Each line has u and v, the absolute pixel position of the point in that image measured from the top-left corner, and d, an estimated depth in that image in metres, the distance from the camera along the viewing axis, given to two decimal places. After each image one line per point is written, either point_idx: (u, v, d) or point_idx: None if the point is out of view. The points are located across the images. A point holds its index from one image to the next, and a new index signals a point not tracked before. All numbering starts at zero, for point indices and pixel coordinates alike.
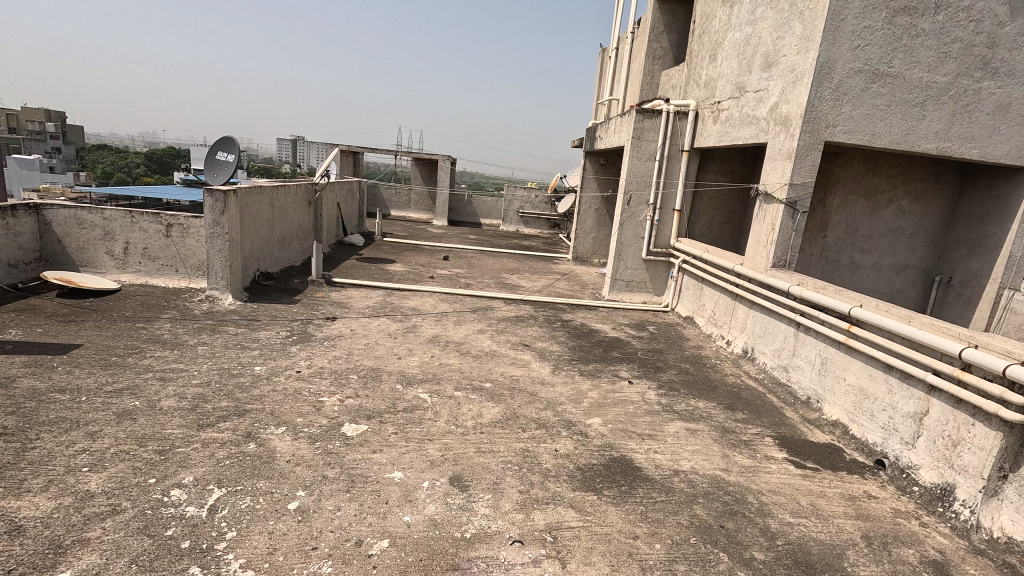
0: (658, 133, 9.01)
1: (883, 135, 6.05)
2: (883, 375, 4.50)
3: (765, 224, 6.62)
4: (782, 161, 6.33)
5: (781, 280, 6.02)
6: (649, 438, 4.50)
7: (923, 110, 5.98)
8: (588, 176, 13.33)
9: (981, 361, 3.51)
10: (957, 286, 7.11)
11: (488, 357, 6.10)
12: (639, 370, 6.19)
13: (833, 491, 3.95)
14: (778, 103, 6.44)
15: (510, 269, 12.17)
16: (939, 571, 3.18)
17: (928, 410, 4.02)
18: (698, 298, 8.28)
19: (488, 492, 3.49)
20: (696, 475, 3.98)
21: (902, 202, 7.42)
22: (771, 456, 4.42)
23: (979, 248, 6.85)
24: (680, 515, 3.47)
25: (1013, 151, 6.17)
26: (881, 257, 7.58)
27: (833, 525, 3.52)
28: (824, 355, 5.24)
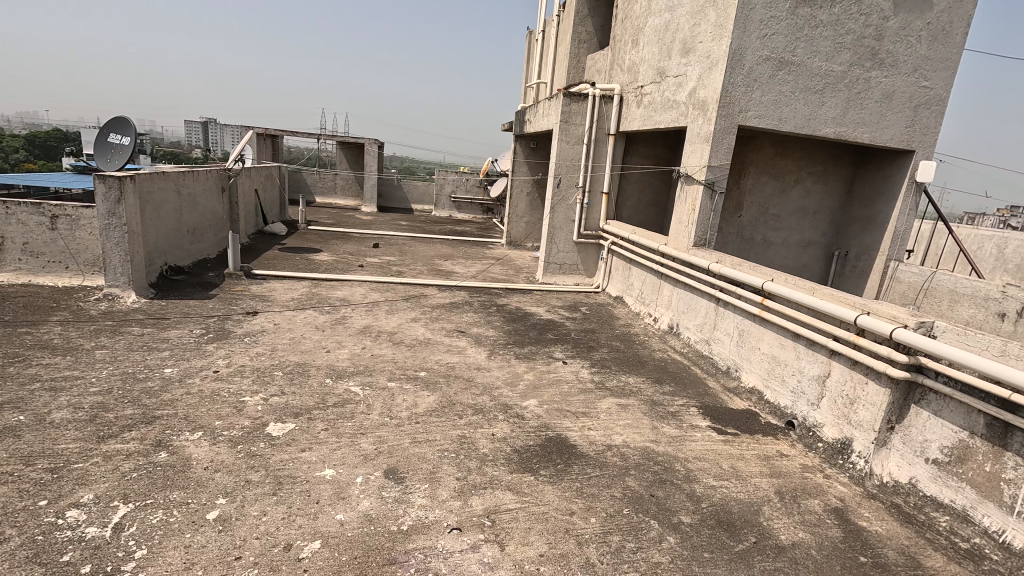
0: (585, 116, 9.14)
1: (789, 119, 6.47)
2: (792, 343, 4.87)
3: (686, 205, 6.93)
4: (700, 144, 6.62)
5: (701, 258, 6.35)
6: (583, 416, 4.62)
7: (823, 97, 6.46)
8: (519, 159, 13.34)
9: (873, 325, 3.88)
10: (852, 258, 7.83)
11: (422, 346, 5.99)
12: (573, 350, 6.33)
13: (750, 453, 4.26)
14: (695, 88, 6.71)
15: (443, 255, 11.98)
16: (840, 517, 3.52)
17: (830, 373, 4.41)
18: (627, 278, 8.58)
19: (425, 482, 3.44)
20: (628, 448, 4.15)
21: (806, 182, 8.01)
22: (695, 424, 4.69)
23: (870, 223, 7.56)
24: (614, 488, 3.60)
25: (897, 135, 6.83)
26: (789, 234, 8.18)
27: (751, 484, 3.80)
28: (741, 327, 5.60)
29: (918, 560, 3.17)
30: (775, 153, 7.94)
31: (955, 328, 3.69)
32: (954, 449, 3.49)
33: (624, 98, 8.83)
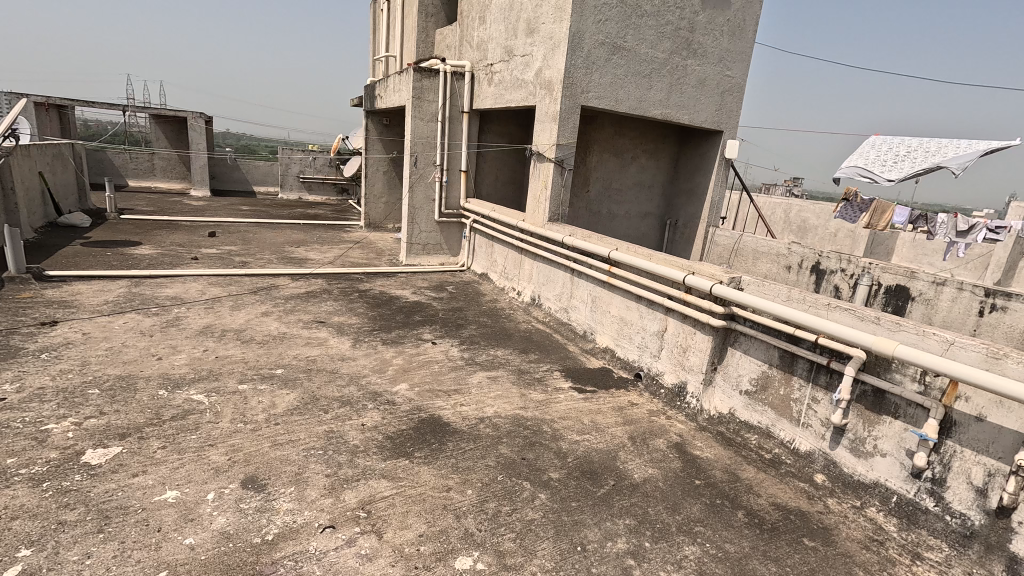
0: (437, 93, 8.99)
1: (624, 101, 7.08)
2: (636, 304, 5.45)
3: (540, 182, 7.25)
4: (549, 123, 6.94)
5: (555, 231, 6.74)
6: (455, 393, 4.68)
7: (650, 81, 7.16)
8: (372, 137, 12.71)
9: (696, 283, 4.49)
10: (681, 226, 8.94)
11: (277, 341, 5.50)
12: (441, 330, 6.33)
13: (607, 406, 4.71)
14: (541, 68, 6.98)
15: (295, 241, 11.05)
16: (680, 450, 4.09)
17: (667, 328, 5.03)
18: (489, 254, 8.78)
19: (291, 485, 3.22)
20: (499, 418, 4.31)
21: (641, 160, 8.89)
22: (559, 387, 5.04)
23: (693, 195, 8.68)
24: (488, 458, 3.73)
25: (710, 117, 7.87)
26: (629, 206, 9.06)
27: (608, 434, 4.22)
28: (593, 294, 6.10)
29: (737, 474, 3.82)
30: (615, 132, 8.65)
31: (756, 281, 4.44)
32: (759, 380, 4.24)
33: (475, 76, 8.86)
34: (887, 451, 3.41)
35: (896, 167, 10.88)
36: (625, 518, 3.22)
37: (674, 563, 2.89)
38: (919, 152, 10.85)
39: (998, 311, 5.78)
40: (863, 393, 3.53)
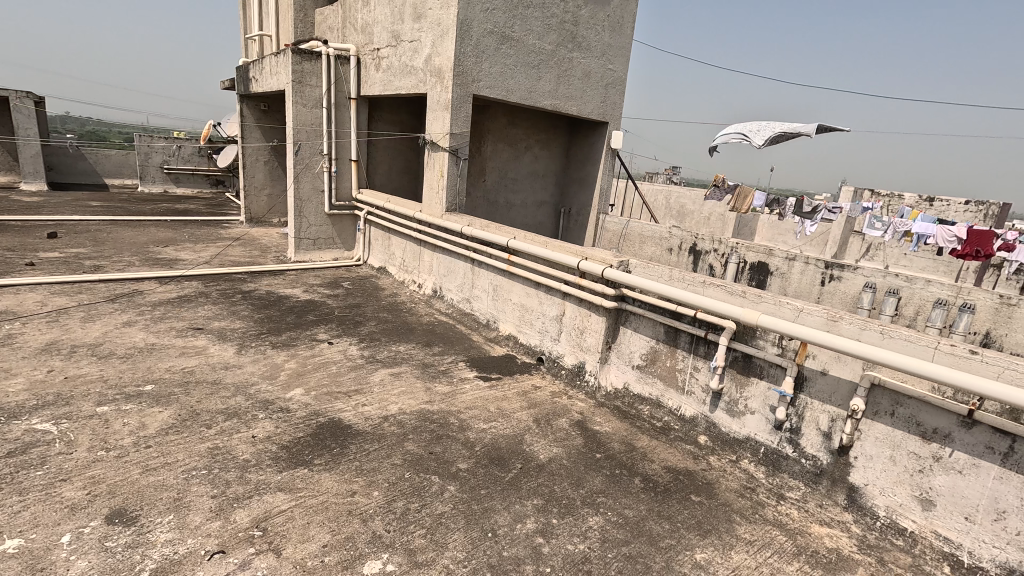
0: (320, 77, 8.43)
1: (515, 91, 7.18)
2: (535, 291, 5.60)
3: (435, 172, 7.13)
4: (441, 111, 6.83)
5: (454, 222, 6.70)
6: (356, 394, 4.49)
7: (539, 72, 7.33)
8: (248, 124, 11.64)
9: (590, 268, 4.71)
10: (574, 213, 9.33)
11: (145, 354, 4.87)
12: (338, 328, 6.02)
13: (512, 392, 4.81)
14: (431, 55, 6.84)
15: (161, 240, 9.83)
16: (581, 427, 4.30)
17: (565, 312, 5.23)
18: (387, 247, 8.50)
19: (169, 513, 2.88)
20: (404, 415, 4.21)
21: (534, 149, 9.10)
22: (464, 377, 5.05)
23: (584, 183, 9.08)
24: (393, 456, 3.63)
25: (596, 109, 8.26)
26: (525, 195, 9.26)
27: (514, 419, 4.31)
28: (494, 282, 6.17)
29: (633, 443, 4.11)
30: (507, 122, 8.74)
31: (642, 263, 4.77)
32: (648, 354, 4.58)
33: (361, 60, 8.46)
34: (755, 409, 3.86)
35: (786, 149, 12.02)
36: (533, 499, 3.31)
37: (579, 535, 3.04)
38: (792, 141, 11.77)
39: (835, 280, 6.74)
40: (734, 359, 3.96)
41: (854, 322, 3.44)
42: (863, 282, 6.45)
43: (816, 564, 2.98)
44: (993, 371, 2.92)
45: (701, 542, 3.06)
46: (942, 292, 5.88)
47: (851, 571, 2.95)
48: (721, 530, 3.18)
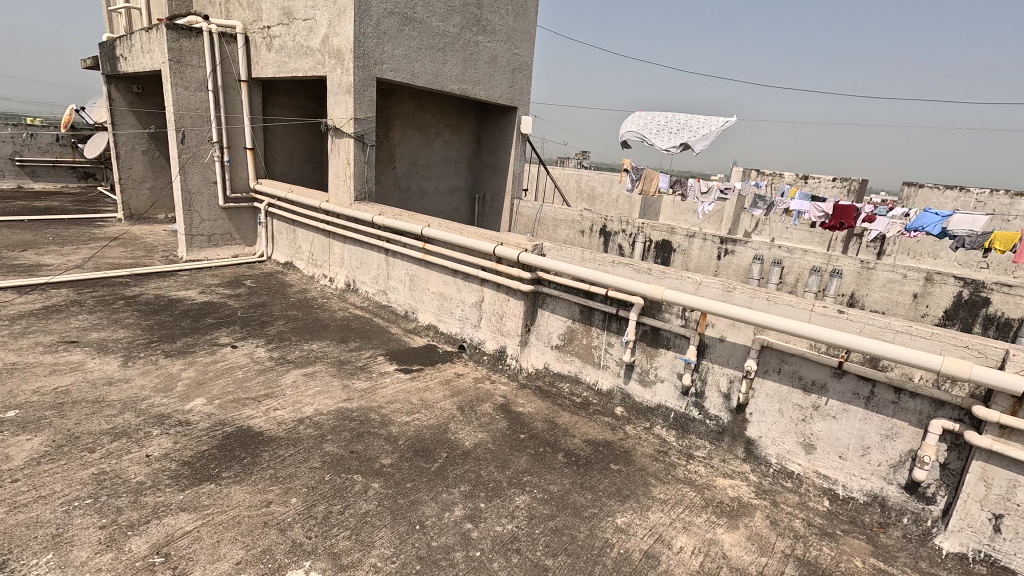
0: (202, 56, 7.66)
1: (421, 75, 6.98)
2: (453, 279, 5.54)
3: (341, 159, 6.79)
4: (343, 95, 6.50)
5: (364, 211, 6.44)
6: (266, 398, 4.20)
7: (444, 56, 7.18)
8: (119, 108, 10.35)
9: (505, 253, 4.73)
10: (489, 199, 9.34)
11: (4, 376, 4.22)
12: (242, 331, 5.59)
13: (434, 382, 4.76)
14: (327, 35, 6.46)
15: (18, 243, 8.52)
16: (505, 410, 4.36)
17: (483, 298, 5.25)
18: (292, 241, 8.00)
19: (47, 552, 2.55)
20: (320, 415, 4.02)
21: (444, 135, 8.95)
22: (384, 371, 4.91)
23: (497, 169, 9.10)
24: (312, 459, 3.47)
25: (504, 94, 8.26)
26: (437, 181, 9.11)
27: (437, 409, 4.27)
28: (410, 272, 6.03)
29: (555, 421, 4.25)
30: (415, 107, 8.51)
31: (555, 246, 4.87)
32: (565, 334, 4.72)
33: (250, 39, 7.81)
34: (664, 377, 4.13)
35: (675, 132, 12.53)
36: (460, 486, 3.32)
37: (507, 515, 3.10)
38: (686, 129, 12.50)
39: (730, 254, 7.31)
40: (644, 332, 4.19)
41: (744, 292, 3.77)
42: (752, 254, 7.05)
43: (721, 513, 3.28)
44: (857, 327, 3.34)
45: (621, 507, 3.24)
46: (816, 260, 6.59)
47: (750, 515, 3.28)
48: (639, 494, 3.39)
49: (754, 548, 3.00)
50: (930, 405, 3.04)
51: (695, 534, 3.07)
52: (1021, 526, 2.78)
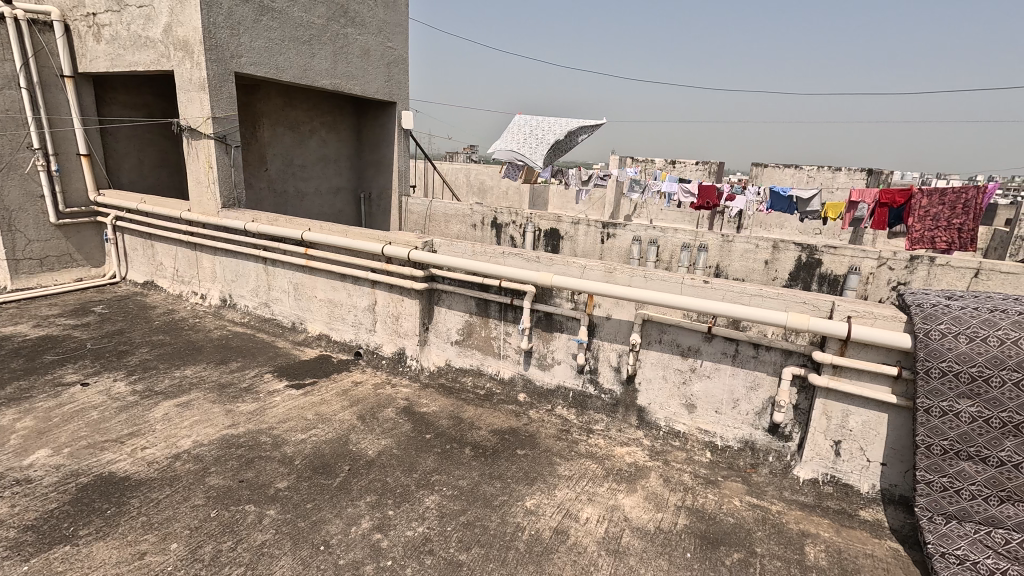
0: (7, 46, 6.39)
1: (287, 70, 6.52)
2: (341, 283, 5.28)
3: (200, 163, 6.13)
4: (195, 92, 5.86)
5: (235, 219, 5.91)
6: (132, 438, 3.70)
7: (311, 49, 6.75)
8: None
9: (394, 252, 4.60)
10: (375, 198, 9.02)
11: None
12: (94, 365, 4.86)
13: (330, 394, 4.51)
14: (169, 24, 5.78)
15: None
16: (409, 413, 4.26)
17: (376, 301, 5.07)
18: (151, 258, 7.10)
19: None
20: (200, 447, 3.63)
21: (320, 132, 8.47)
22: (273, 389, 4.55)
23: (380, 166, 8.79)
24: (193, 497, 3.13)
25: (380, 89, 7.97)
26: (316, 183, 8.64)
27: (335, 421, 4.06)
28: (294, 280, 5.64)
29: (460, 416, 4.24)
30: (283, 103, 7.99)
31: (445, 242, 4.83)
32: (463, 329, 4.73)
33: (72, 28, 6.74)
34: (560, 359, 4.31)
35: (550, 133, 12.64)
36: (366, 497, 3.20)
37: (417, 518, 3.04)
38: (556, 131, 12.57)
39: (611, 237, 7.75)
40: (538, 319, 4.33)
41: (624, 272, 4.04)
42: (631, 236, 7.55)
43: (620, 479, 3.51)
44: (720, 294, 3.73)
45: (530, 490, 3.34)
46: (685, 237, 7.22)
47: (646, 477, 3.54)
48: (545, 474, 3.51)
49: (651, 506, 3.25)
50: (780, 356, 3.50)
51: (599, 503, 3.25)
52: (854, 448, 3.32)
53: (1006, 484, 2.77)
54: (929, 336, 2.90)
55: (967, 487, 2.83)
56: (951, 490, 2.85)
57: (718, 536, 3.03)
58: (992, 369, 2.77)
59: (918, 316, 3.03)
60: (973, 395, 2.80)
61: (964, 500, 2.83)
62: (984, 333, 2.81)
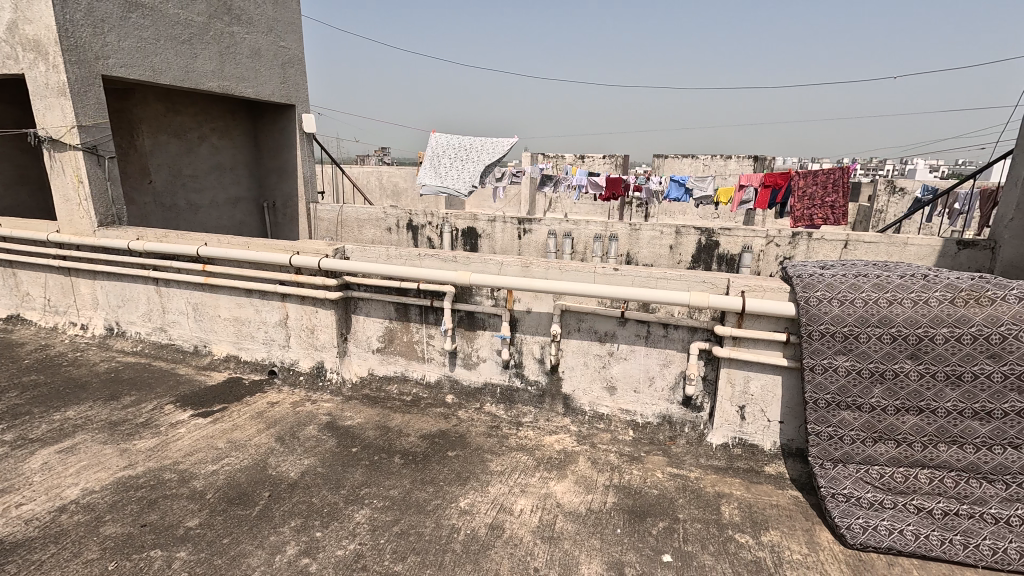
0: None
1: (165, 71, 5.97)
2: (247, 299, 4.94)
3: (68, 178, 5.46)
4: (54, 98, 5.20)
5: (116, 238, 5.34)
6: (4, 495, 3.24)
7: (192, 48, 6.21)
8: None
9: (303, 262, 4.37)
10: (280, 206, 8.52)
11: None
12: None
13: (243, 418, 4.21)
14: (15, 21, 5.08)
15: None
16: (332, 428, 4.08)
17: (287, 314, 4.79)
18: (14, 287, 6.22)
19: None
20: (91, 495, 3.25)
21: (211, 139, 7.85)
22: (176, 421, 4.17)
23: (283, 172, 8.31)
24: (86, 550, 2.80)
25: (276, 92, 7.47)
26: (211, 194, 8.05)
27: (251, 446, 3.80)
28: (192, 301, 5.19)
29: (388, 425, 4.13)
30: (165, 109, 7.33)
31: (358, 247, 4.67)
32: (384, 336, 4.61)
33: None
34: (486, 357, 4.33)
35: (464, 168, 10.41)
36: (290, 522, 3.03)
37: (347, 536, 2.93)
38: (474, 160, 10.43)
39: (527, 233, 7.87)
40: (460, 319, 4.32)
41: (540, 266, 4.12)
42: (546, 230, 7.72)
43: (551, 467, 3.59)
44: (629, 280, 3.92)
45: (463, 490, 3.33)
46: (596, 228, 7.51)
47: (575, 461, 3.66)
48: (477, 472, 3.51)
49: (581, 489, 3.37)
50: (687, 333, 3.74)
51: (532, 494, 3.31)
52: (756, 411, 3.64)
53: (877, 427, 3.16)
54: (809, 303, 3.25)
55: (847, 433, 3.20)
56: (835, 438, 3.21)
57: (644, 508, 3.20)
58: (860, 327, 3.14)
59: (799, 285, 3.37)
60: (846, 350, 3.17)
61: (846, 444, 3.20)
62: (852, 296, 3.19)
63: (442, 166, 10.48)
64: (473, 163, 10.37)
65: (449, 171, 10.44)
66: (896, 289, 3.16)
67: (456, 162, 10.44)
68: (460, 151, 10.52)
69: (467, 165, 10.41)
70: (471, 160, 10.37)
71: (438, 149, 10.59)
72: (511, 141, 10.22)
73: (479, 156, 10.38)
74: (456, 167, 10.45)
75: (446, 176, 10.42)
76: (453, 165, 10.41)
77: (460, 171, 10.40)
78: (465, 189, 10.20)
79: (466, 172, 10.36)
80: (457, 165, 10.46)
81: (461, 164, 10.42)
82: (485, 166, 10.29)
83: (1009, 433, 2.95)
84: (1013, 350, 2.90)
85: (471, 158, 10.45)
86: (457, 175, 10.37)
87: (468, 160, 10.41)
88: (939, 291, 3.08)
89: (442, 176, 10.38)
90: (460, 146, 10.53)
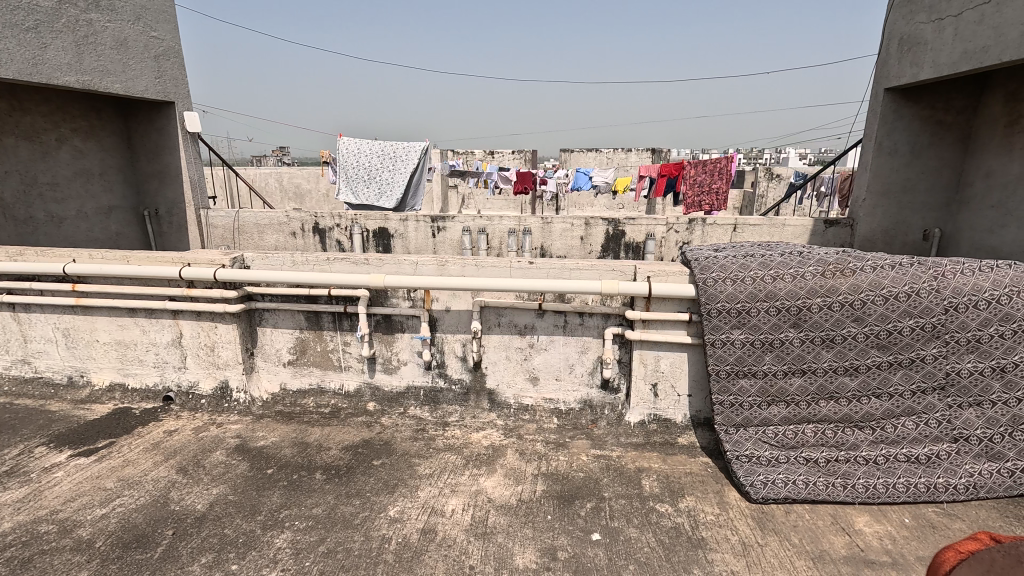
0: None
1: (6, 64, 5.15)
2: (131, 320, 4.43)
3: None
4: None
5: None
6: None
7: (41, 37, 5.40)
8: None
9: (196, 274, 3.99)
10: (165, 215, 7.66)
11: None
12: None
13: (135, 452, 3.79)
14: None
15: None
16: (242, 451, 3.79)
17: (182, 333, 4.36)
18: None
19: None
20: None
21: (71, 141, 6.93)
22: (52, 464, 3.65)
23: (165, 176, 7.47)
24: None
25: (151, 87, 6.70)
26: (77, 204, 7.13)
27: (148, 482, 3.43)
28: (62, 326, 4.56)
29: (305, 440, 3.91)
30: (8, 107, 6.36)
31: (259, 255, 4.34)
32: (295, 346, 4.34)
33: None
34: (407, 359, 4.23)
35: (383, 177, 10.16)
36: (200, 558, 2.78)
37: (268, 564, 2.74)
38: (391, 167, 10.13)
39: (441, 231, 7.79)
40: (377, 323, 4.18)
41: (456, 263, 4.08)
42: (460, 227, 7.68)
43: (479, 463, 3.61)
44: (544, 273, 4.00)
45: (392, 498, 3.24)
46: (510, 223, 7.62)
47: (503, 455, 3.70)
48: (406, 478, 3.44)
49: (511, 481, 3.41)
50: (601, 320, 3.91)
51: (463, 492, 3.30)
52: (667, 387, 3.89)
53: (770, 391, 3.51)
54: (707, 283, 3.52)
55: (746, 399, 3.52)
56: (736, 405, 3.53)
57: (572, 492, 3.31)
58: (751, 303, 3.47)
59: (697, 267, 3.62)
60: (741, 325, 3.49)
61: (746, 410, 3.52)
62: (742, 275, 3.50)
63: (363, 179, 10.18)
64: (392, 170, 10.11)
65: (368, 185, 10.18)
66: (778, 266, 3.50)
67: (375, 173, 10.15)
68: (374, 162, 10.16)
69: (385, 174, 10.14)
70: (390, 171, 10.11)
71: (351, 160, 10.18)
72: (422, 145, 10.07)
73: (395, 163, 10.10)
74: (374, 178, 10.18)
75: (368, 190, 10.19)
76: (373, 178, 10.16)
77: (381, 182, 10.17)
78: (390, 206, 10.14)
79: (386, 183, 10.15)
80: (376, 175, 10.17)
81: (379, 174, 10.15)
82: (404, 173, 10.07)
83: (872, 385, 3.40)
84: (871, 312, 3.35)
85: (388, 165, 10.13)
86: (380, 188, 10.17)
87: (384, 171, 10.14)
88: (812, 265, 3.46)
89: (366, 192, 10.17)
90: (373, 156, 10.15)
